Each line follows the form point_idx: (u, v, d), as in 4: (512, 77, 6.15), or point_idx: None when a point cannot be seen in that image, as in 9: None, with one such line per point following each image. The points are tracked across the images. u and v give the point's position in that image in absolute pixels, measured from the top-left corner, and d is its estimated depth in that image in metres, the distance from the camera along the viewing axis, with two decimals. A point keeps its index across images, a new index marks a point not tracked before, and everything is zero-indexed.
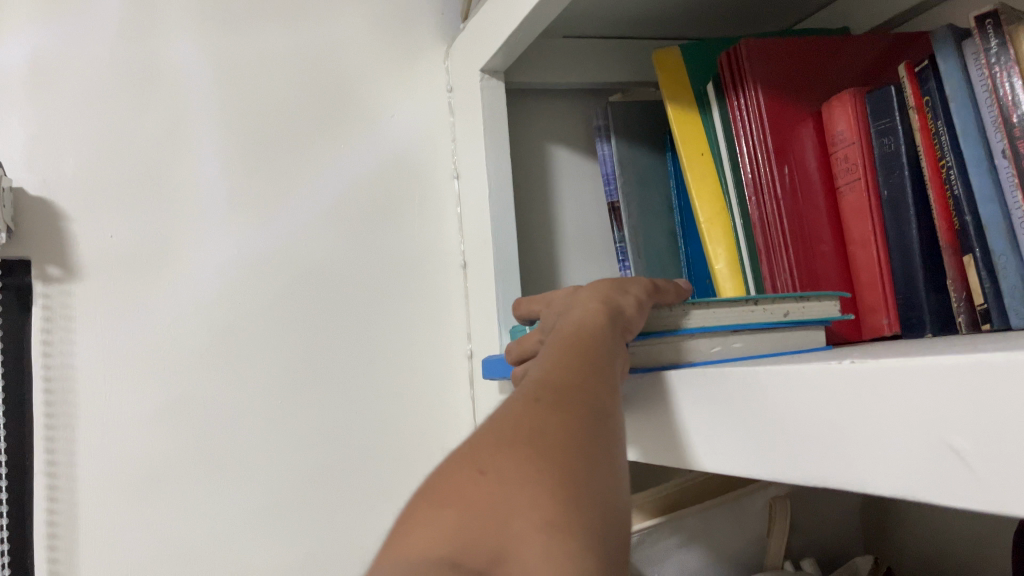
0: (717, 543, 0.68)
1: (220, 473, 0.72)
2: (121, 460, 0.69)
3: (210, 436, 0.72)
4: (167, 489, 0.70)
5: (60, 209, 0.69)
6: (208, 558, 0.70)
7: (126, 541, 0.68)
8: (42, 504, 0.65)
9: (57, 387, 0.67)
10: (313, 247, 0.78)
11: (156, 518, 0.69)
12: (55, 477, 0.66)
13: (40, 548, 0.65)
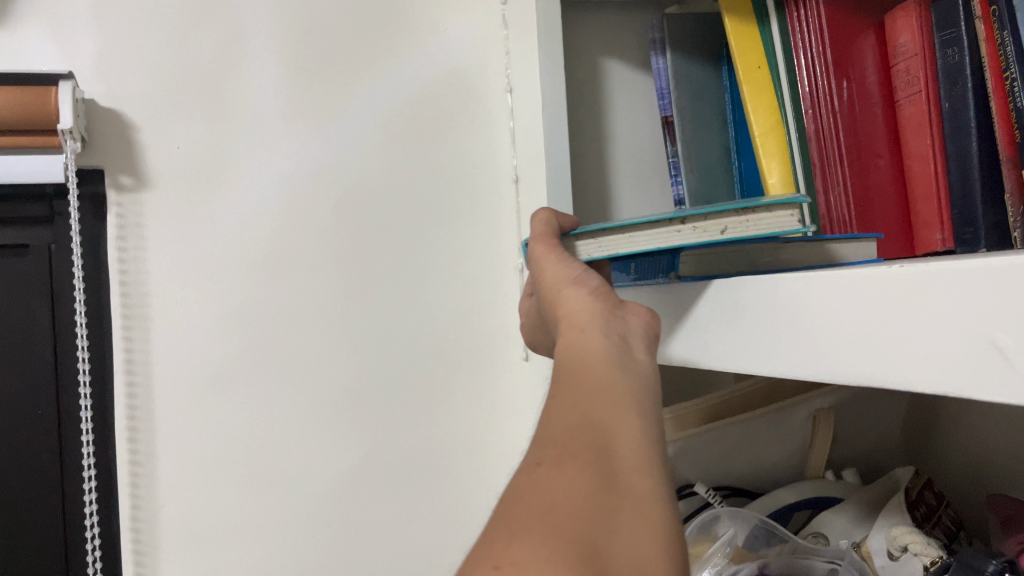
0: (755, 452, 0.70)
1: (282, 378, 0.76)
2: (191, 361, 0.73)
3: (272, 343, 0.76)
4: (235, 389, 0.74)
5: (130, 120, 0.72)
6: (273, 454, 0.75)
7: (196, 438, 0.73)
8: (122, 398, 0.71)
9: (132, 291, 0.71)
10: (370, 160, 0.79)
11: (224, 418, 0.74)
12: (134, 374, 0.71)
13: (122, 438, 0.71)
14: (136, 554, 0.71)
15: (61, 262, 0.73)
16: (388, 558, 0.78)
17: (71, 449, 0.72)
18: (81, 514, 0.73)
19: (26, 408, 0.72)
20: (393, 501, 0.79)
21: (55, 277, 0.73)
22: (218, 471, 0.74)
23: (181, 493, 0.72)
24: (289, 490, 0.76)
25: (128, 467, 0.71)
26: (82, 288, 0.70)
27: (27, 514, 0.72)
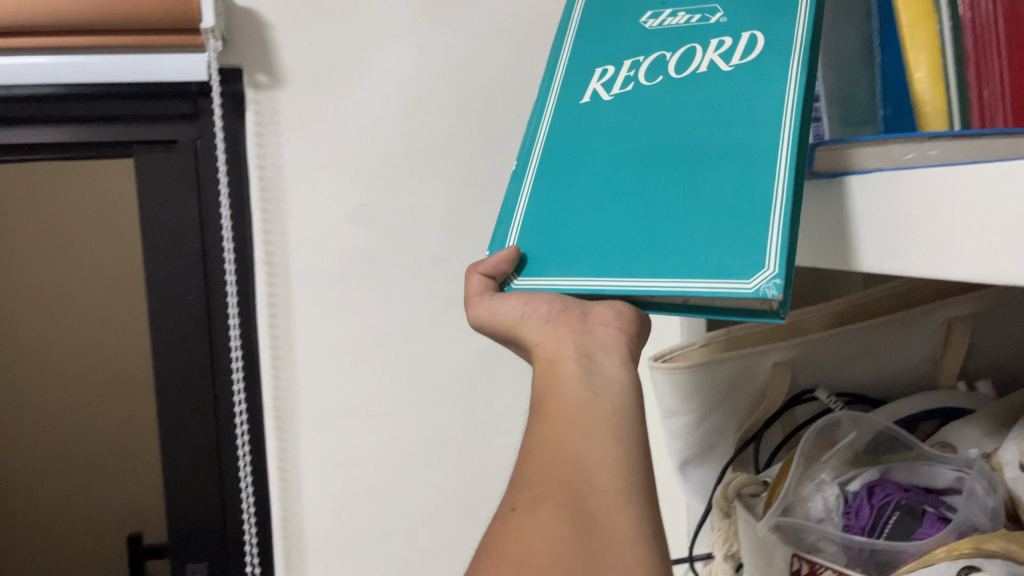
0: (879, 358, 0.68)
1: (406, 270, 0.79)
2: (324, 254, 0.77)
3: (398, 237, 0.79)
4: (364, 281, 0.79)
5: (265, 19, 0.74)
6: (398, 342, 0.80)
7: (329, 324, 0.79)
8: (263, 287, 0.77)
9: (270, 187, 0.75)
10: (495, 57, 0.79)
11: (352, 306, 0.79)
12: (273, 265, 0.76)
13: (263, 322, 0.77)
14: (276, 424, 0.79)
15: (206, 157, 0.77)
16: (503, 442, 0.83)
17: (219, 329, 0.79)
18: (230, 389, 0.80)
19: (179, 290, 0.79)
20: (509, 389, 0.83)
21: (201, 171, 0.77)
22: (349, 356, 0.79)
23: (315, 372, 0.79)
24: (413, 373, 0.81)
25: (269, 347, 0.78)
26: (226, 183, 0.75)
27: (184, 385, 0.80)
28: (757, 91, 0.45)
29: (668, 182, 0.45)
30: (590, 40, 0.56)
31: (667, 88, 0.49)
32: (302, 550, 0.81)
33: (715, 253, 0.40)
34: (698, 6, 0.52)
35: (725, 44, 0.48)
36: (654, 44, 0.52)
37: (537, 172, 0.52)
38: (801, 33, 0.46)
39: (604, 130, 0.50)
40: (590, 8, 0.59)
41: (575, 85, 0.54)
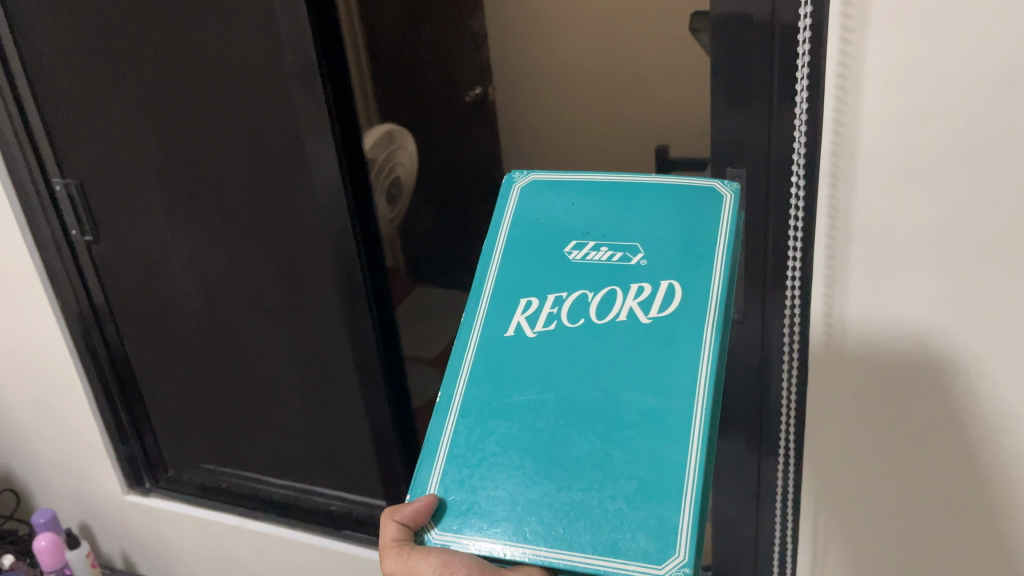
0: None
1: (1004, 119, 0.64)
2: (911, 90, 0.66)
3: (997, 86, 0.63)
4: (943, 122, 0.66)
5: None
6: (984, 195, 0.67)
7: (897, 163, 0.69)
8: (832, 103, 0.69)
9: (857, 7, 0.65)
10: None
11: (925, 85, 0.65)
12: (846, 80, 0.68)
13: (828, 147, 0.71)
14: (836, 119, 0.70)
15: None
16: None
17: (779, 144, 0.75)
18: (784, 206, 0.77)
19: (748, 106, 0.75)
20: None
21: None
22: (922, 189, 0.69)
23: (885, 209, 0.71)
24: (992, 234, 0.68)
25: (830, 174, 0.72)
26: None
27: (740, 134, 0.77)
28: (663, 371, 0.55)
29: (582, 446, 0.55)
30: (514, 251, 0.63)
31: (590, 342, 0.58)
32: (836, 359, 0.79)
33: (630, 535, 0.52)
34: (620, 243, 0.60)
35: (645, 293, 0.58)
36: (577, 283, 0.60)
37: (459, 412, 0.59)
38: (715, 297, 0.56)
39: (530, 375, 0.58)
40: (518, 205, 0.65)
41: (500, 315, 0.61)
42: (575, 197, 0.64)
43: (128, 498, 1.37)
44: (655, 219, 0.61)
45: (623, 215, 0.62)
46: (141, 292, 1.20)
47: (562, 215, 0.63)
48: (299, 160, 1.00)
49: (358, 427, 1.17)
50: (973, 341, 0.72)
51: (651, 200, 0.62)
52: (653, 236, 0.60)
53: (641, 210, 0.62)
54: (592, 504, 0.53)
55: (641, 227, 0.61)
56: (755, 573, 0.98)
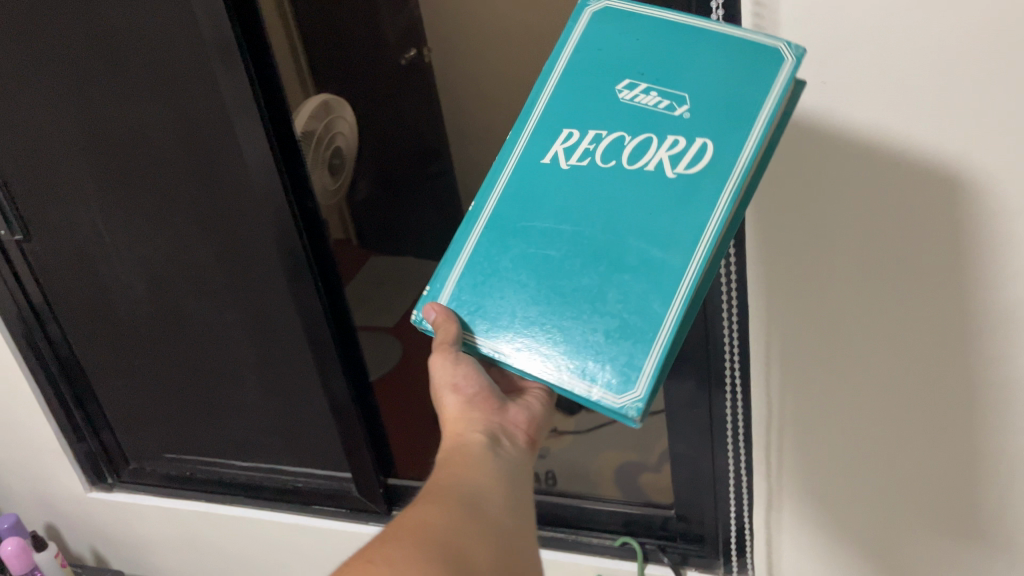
0: None
1: (910, 52, 0.63)
2: (825, 24, 0.64)
3: (904, 19, 0.62)
4: (855, 55, 0.65)
5: None
6: (894, 128, 0.67)
7: (815, 99, 0.68)
8: None
9: None
10: None
11: (836, 18, 0.64)
12: (762, 17, 0.67)
13: None
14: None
15: None
16: (990, 85, 0.63)
17: None
18: None
19: None
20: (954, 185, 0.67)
21: None
22: (840, 122, 0.68)
23: (807, 143, 0.70)
24: (904, 160, 0.68)
25: None
26: None
27: None
28: (677, 228, 0.58)
29: (585, 277, 0.60)
30: (571, 79, 0.65)
31: (612, 179, 0.61)
32: (773, 295, 0.79)
33: (602, 365, 0.58)
34: (670, 91, 0.61)
35: (678, 146, 0.60)
36: (616, 121, 0.62)
37: (486, 224, 0.64)
38: (744, 156, 0.58)
39: (556, 200, 0.62)
40: (587, 30, 0.65)
41: (540, 142, 0.64)
42: (643, 31, 0.63)
43: (93, 495, 1.36)
44: (709, 68, 0.60)
45: (674, 65, 0.61)
46: (82, 288, 1.17)
47: (623, 62, 0.63)
48: (229, 142, 0.98)
49: (318, 408, 1.18)
50: (896, 266, 0.73)
51: (720, 50, 0.60)
52: (702, 86, 0.60)
53: (703, 61, 0.61)
54: (581, 331, 0.59)
55: (694, 74, 0.60)
56: (716, 510, 1.01)
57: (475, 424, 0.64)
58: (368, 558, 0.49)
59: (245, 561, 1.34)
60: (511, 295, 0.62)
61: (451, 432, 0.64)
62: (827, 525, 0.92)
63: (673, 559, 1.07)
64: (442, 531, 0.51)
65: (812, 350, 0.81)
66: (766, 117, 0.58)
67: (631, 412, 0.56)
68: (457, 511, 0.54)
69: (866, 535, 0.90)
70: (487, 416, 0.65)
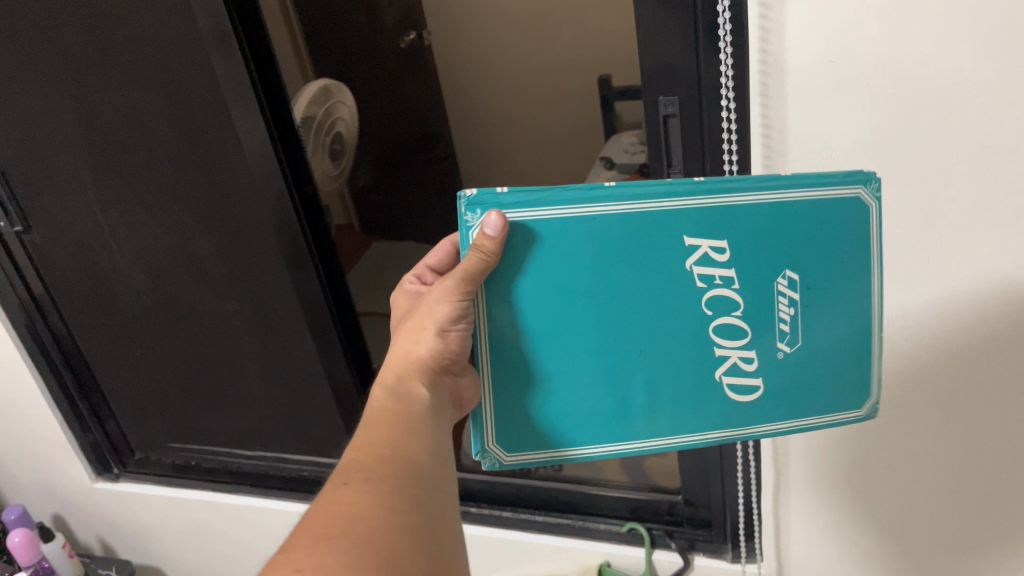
0: None
1: (923, 28, 0.61)
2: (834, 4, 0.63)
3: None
4: (865, 34, 0.63)
5: None
6: (907, 109, 0.65)
7: (825, 80, 0.66)
8: (755, 25, 0.66)
9: None
10: None
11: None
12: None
13: (755, 72, 0.68)
14: (762, 47, 0.67)
15: None
16: (1010, 68, 0.60)
17: (708, 74, 0.74)
18: (719, 132, 0.76)
19: (673, 38, 0.74)
20: (966, 168, 0.65)
21: None
22: (851, 103, 0.66)
23: (817, 126, 0.68)
24: (916, 143, 0.66)
25: (760, 100, 0.69)
26: None
27: (669, 69, 0.76)
28: (675, 421, 0.58)
29: (586, 386, 0.58)
30: (775, 210, 0.55)
31: (691, 316, 0.56)
32: None
33: (505, 424, 0.60)
34: (798, 330, 0.57)
35: (744, 365, 0.58)
36: (751, 291, 0.56)
37: (591, 221, 0.54)
38: (742, 432, 0.60)
39: (641, 279, 0.55)
40: (840, 202, 0.55)
41: (701, 221, 0.54)
42: (849, 268, 0.57)
43: (99, 485, 1.36)
44: (820, 348, 0.58)
45: (823, 317, 0.57)
46: (84, 278, 1.16)
47: (812, 252, 0.56)
48: (227, 130, 0.97)
49: (323, 395, 1.17)
50: (907, 250, 0.71)
51: (847, 357, 0.59)
52: (806, 358, 0.58)
53: (831, 343, 0.58)
54: (525, 410, 0.59)
55: (816, 342, 0.58)
56: (724, 495, 1.01)
57: (421, 374, 0.59)
58: (297, 549, 0.46)
59: (252, 549, 1.34)
60: (538, 369, 0.58)
61: (400, 355, 0.60)
62: (837, 510, 0.91)
63: (681, 544, 1.07)
64: (368, 515, 0.48)
65: None
66: (798, 426, 0.60)
67: (485, 466, 0.61)
68: (388, 489, 0.51)
69: (876, 520, 0.89)
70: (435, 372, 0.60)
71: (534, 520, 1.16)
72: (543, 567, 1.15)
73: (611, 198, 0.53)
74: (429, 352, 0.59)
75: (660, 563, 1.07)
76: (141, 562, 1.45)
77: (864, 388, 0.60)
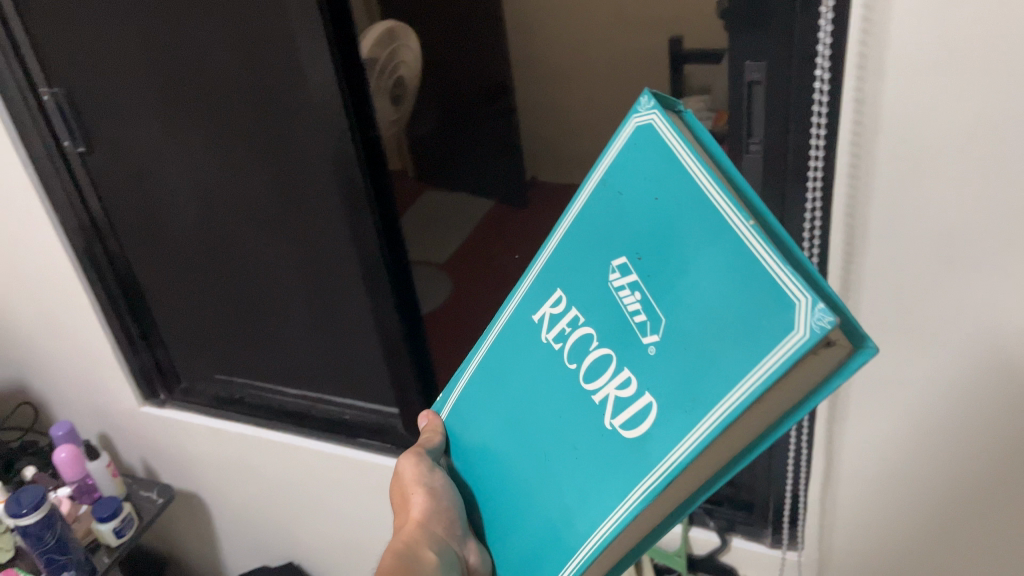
0: None
1: None
2: None
3: None
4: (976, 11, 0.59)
5: None
6: (1011, 94, 0.61)
7: (926, 59, 0.63)
8: None
9: None
10: None
11: None
12: None
13: (853, 44, 0.65)
14: (864, 17, 0.64)
15: None
16: None
17: (803, 44, 0.71)
18: (807, 106, 0.73)
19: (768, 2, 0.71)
20: None
21: None
22: (953, 84, 0.63)
23: (912, 108, 0.65)
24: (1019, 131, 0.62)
25: (855, 74, 0.66)
26: None
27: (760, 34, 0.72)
28: (597, 484, 0.49)
29: (523, 500, 0.56)
30: (587, 222, 0.51)
31: (555, 382, 0.54)
32: (859, 264, 0.75)
33: None
34: (652, 307, 0.45)
35: (626, 388, 0.47)
36: (591, 316, 0.51)
37: (484, 354, 0.62)
38: (673, 459, 0.43)
39: (519, 370, 0.57)
40: (616, 162, 0.49)
41: (538, 295, 0.56)
42: (671, 204, 0.45)
43: (144, 409, 1.38)
44: (710, 311, 0.42)
45: (676, 284, 0.44)
46: (141, 207, 1.17)
47: (635, 224, 0.47)
48: (292, 68, 0.95)
49: (371, 340, 1.17)
50: (994, 246, 0.67)
51: (736, 283, 0.40)
52: (698, 335, 0.43)
53: (703, 289, 0.42)
54: (506, 561, 0.58)
55: (686, 306, 0.43)
56: (769, 479, 0.98)
57: (423, 532, 0.61)
58: None
59: (288, 485, 1.35)
60: (495, 496, 0.59)
61: (403, 537, 0.62)
62: (884, 507, 0.88)
63: (720, 524, 1.05)
64: None
65: (892, 327, 0.76)
66: (734, 412, 0.40)
67: None
68: None
69: (923, 523, 0.86)
70: (438, 532, 0.61)
71: None
72: None
73: (486, 335, 0.62)
74: (422, 512, 0.61)
75: (696, 540, 1.06)
76: (179, 487, 1.48)
77: (782, 308, 0.38)
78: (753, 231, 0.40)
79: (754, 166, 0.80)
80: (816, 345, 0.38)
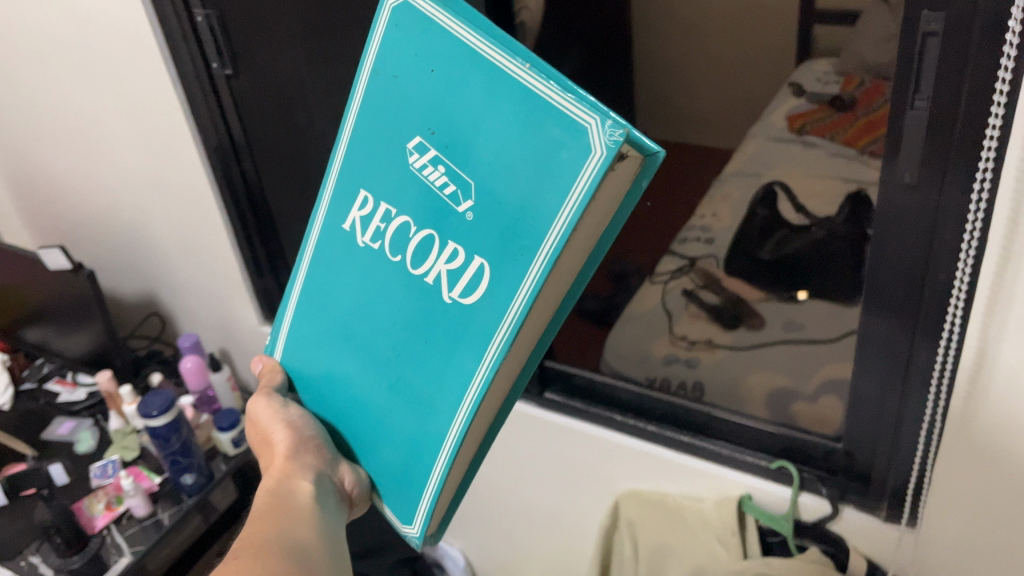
0: None
1: None
2: None
3: None
4: None
5: None
6: None
7: None
8: None
9: None
10: None
11: None
12: None
13: None
14: None
15: None
16: None
17: None
18: (987, 62, 0.69)
19: None
20: None
21: None
22: None
23: None
24: None
25: None
26: None
27: None
28: (454, 354, 0.54)
29: (380, 394, 0.61)
30: (375, 106, 0.59)
31: (384, 277, 0.59)
32: None
33: (390, 481, 0.62)
34: (458, 174, 0.52)
35: (457, 259, 0.53)
36: (405, 205, 0.57)
37: (305, 270, 0.67)
38: (522, 298, 0.50)
39: (347, 272, 0.63)
40: (378, 49, 0.58)
41: (343, 201, 0.63)
42: (449, 74, 0.52)
43: (264, 329, 1.44)
44: (507, 154, 0.49)
45: (472, 145, 0.51)
46: (278, 133, 1.20)
47: (429, 107, 0.54)
48: None
49: None
50: None
51: (522, 124, 0.48)
52: (496, 184, 0.50)
53: (493, 132, 0.50)
54: (379, 452, 0.63)
55: (489, 164, 0.50)
56: (894, 454, 0.95)
57: (295, 463, 0.64)
58: None
59: None
60: (352, 392, 0.64)
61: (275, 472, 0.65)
62: (1015, 500, 0.84)
63: (832, 492, 1.03)
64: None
65: None
66: (559, 239, 0.47)
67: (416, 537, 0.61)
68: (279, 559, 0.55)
69: None
70: (308, 458, 0.65)
71: (677, 439, 1.14)
72: (679, 488, 1.15)
73: (306, 248, 0.67)
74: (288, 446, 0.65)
75: (804, 506, 1.04)
76: None
77: (574, 136, 0.46)
78: (529, 70, 0.48)
79: (915, 125, 0.75)
80: (621, 158, 0.47)
